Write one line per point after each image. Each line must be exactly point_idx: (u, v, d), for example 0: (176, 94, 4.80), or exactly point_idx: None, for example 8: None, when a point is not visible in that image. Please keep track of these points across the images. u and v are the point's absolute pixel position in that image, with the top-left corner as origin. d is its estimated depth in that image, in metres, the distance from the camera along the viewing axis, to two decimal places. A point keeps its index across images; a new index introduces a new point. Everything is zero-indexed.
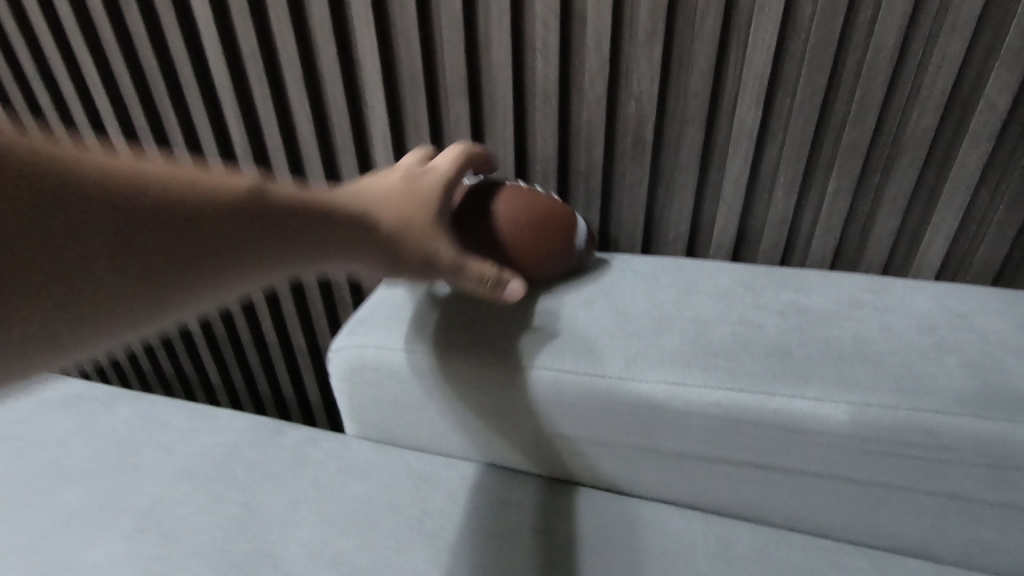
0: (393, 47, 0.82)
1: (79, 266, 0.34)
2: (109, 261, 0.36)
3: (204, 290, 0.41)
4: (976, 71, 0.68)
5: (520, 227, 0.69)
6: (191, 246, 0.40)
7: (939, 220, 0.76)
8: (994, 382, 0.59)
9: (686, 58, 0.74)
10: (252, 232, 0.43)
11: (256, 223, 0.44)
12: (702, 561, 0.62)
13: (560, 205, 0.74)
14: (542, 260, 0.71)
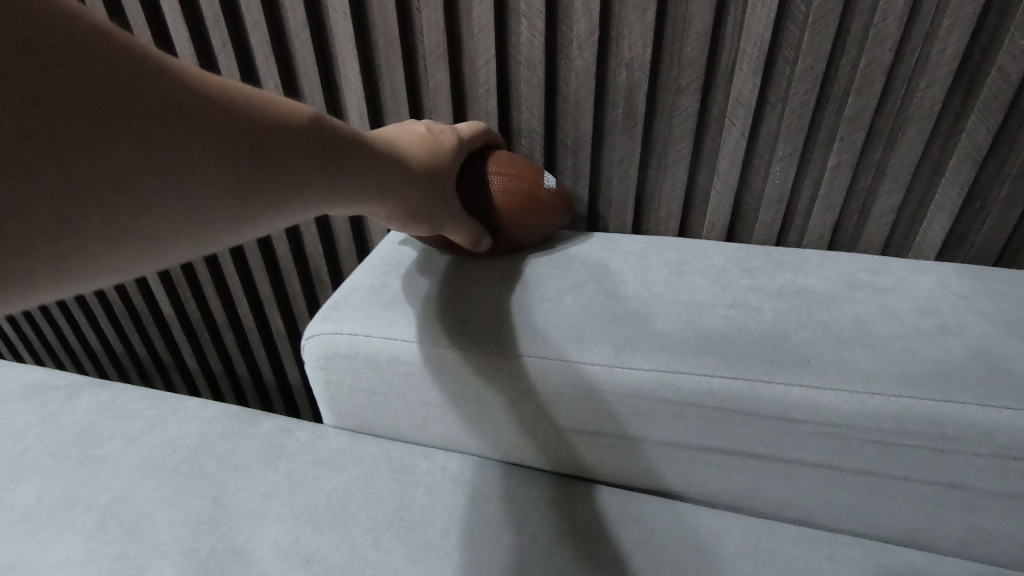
0: (366, 9, 0.76)
1: (110, 155, 0.29)
2: (146, 175, 0.31)
3: (233, 212, 0.36)
4: (989, 36, 0.64)
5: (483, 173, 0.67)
6: (226, 152, 0.35)
7: (943, 196, 0.72)
8: (1001, 368, 0.56)
9: (681, 21, 0.69)
10: (287, 151, 0.39)
11: (291, 143, 0.39)
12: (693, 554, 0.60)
13: (523, 159, 0.73)
14: (517, 212, 0.69)
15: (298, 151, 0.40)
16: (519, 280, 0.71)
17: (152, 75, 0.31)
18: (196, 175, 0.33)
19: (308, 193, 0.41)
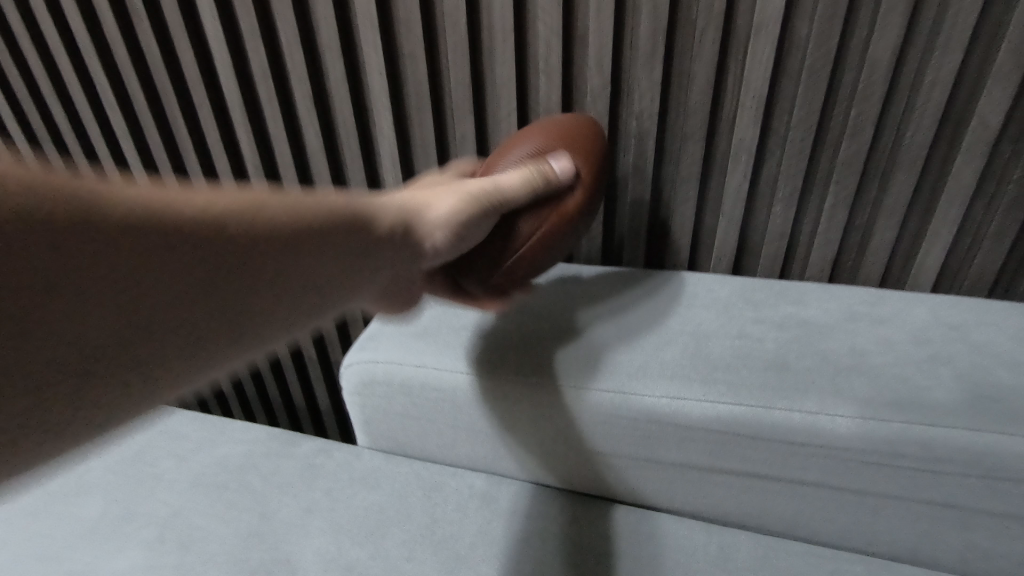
0: (399, 67, 0.84)
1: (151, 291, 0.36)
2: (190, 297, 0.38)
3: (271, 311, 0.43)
4: (969, 88, 0.70)
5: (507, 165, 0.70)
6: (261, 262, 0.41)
7: (935, 232, 0.77)
8: (987, 395, 0.60)
9: (686, 76, 0.76)
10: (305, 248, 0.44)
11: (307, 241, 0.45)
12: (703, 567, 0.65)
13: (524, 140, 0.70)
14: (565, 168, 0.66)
15: (300, 243, 0.44)
16: (540, 312, 0.78)
17: (130, 217, 0.35)
18: (200, 298, 0.38)
19: (318, 283, 0.45)
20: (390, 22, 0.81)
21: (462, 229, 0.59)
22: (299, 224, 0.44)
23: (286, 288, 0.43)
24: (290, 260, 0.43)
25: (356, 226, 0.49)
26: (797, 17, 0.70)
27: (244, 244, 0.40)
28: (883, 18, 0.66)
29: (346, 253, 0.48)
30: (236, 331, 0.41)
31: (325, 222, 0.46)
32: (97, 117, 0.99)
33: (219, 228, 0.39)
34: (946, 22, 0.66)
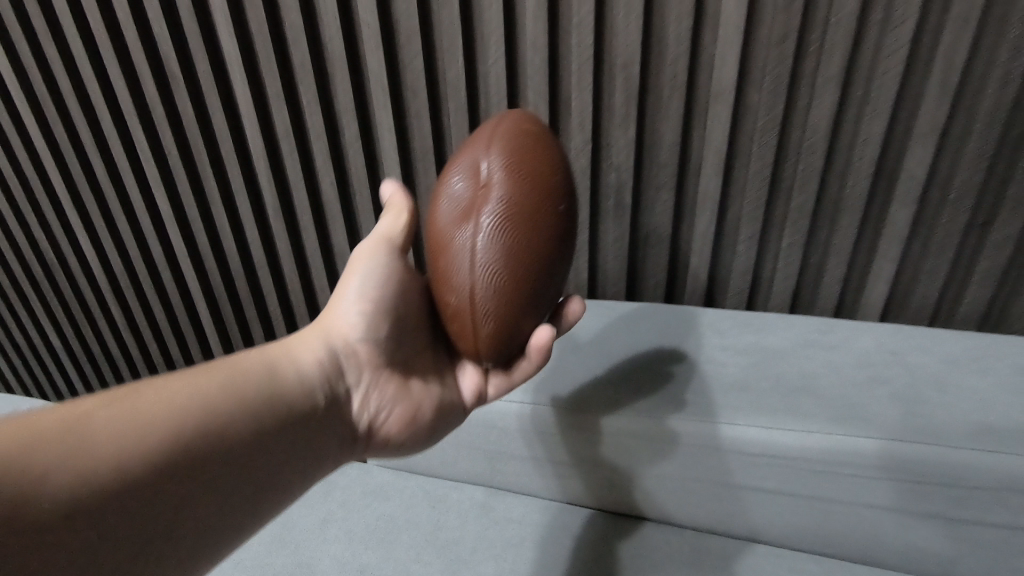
0: (406, 125, 0.95)
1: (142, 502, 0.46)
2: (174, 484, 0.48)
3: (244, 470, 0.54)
4: (897, 146, 0.81)
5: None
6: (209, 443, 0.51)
7: (879, 268, 0.88)
8: (916, 411, 0.70)
9: (656, 135, 0.87)
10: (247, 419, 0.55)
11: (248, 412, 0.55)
12: (674, 565, 0.74)
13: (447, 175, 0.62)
14: (512, 174, 0.57)
15: (229, 392, 0.55)
16: None
17: (92, 440, 0.46)
18: (167, 491, 0.48)
19: (263, 419, 0.56)
20: (399, 87, 0.93)
21: (374, 301, 0.64)
22: (215, 378, 0.55)
23: (234, 431, 0.53)
24: (224, 404, 0.54)
25: (270, 365, 0.60)
26: (749, 86, 0.81)
27: (184, 406, 0.51)
28: (820, 89, 0.78)
29: (272, 386, 0.58)
30: (232, 484, 0.53)
31: (242, 368, 0.57)
32: (133, 166, 1.10)
33: (157, 401, 0.50)
34: (872, 93, 0.77)
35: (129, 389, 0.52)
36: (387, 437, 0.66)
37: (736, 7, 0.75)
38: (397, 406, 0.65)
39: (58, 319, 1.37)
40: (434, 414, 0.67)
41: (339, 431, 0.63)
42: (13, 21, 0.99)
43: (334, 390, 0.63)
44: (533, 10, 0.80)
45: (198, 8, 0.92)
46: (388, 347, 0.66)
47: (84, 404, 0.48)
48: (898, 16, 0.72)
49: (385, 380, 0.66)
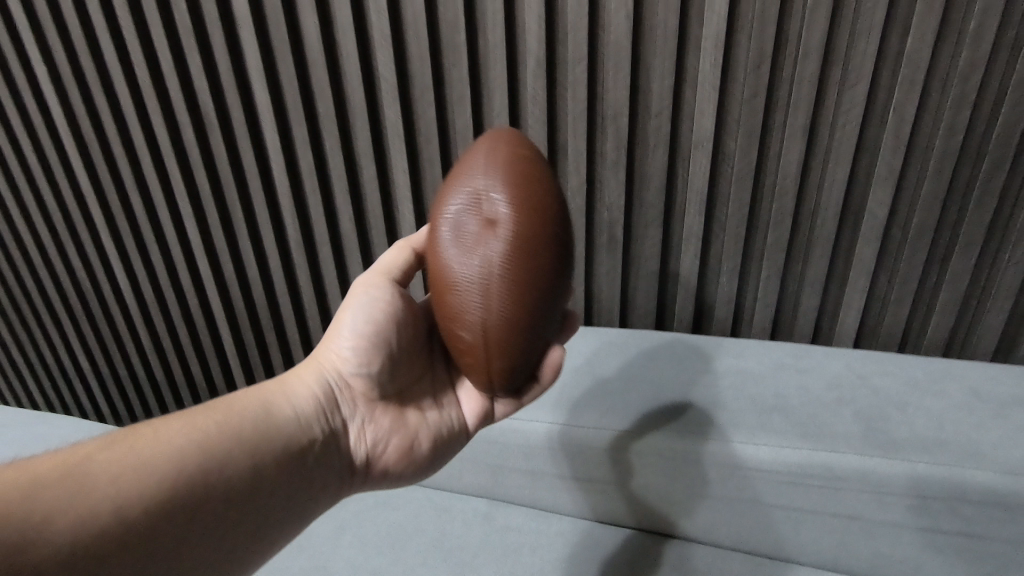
0: (419, 167, 1.05)
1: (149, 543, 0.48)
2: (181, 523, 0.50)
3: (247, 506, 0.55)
4: (861, 189, 0.90)
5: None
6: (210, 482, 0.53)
7: (850, 298, 0.96)
8: (876, 428, 0.77)
9: (645, 177, 0.97)
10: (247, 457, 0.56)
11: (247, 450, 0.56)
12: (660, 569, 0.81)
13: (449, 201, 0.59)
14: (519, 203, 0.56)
15: (224, 431, 0.56)
16: None
17: (96, 484, 0.47)
18: (173, 531, 0.49)
19: (259, 457, 0.57)
20: (413, 134, 1.02)
21: (364, 337, 0.64)
22: (210, 415, 0.57)
23: (230, 466, 0.54)
24: (218, 441, 0.55)
25: (265, 402, 0.61)
26: (726, 135, 0.91)
27: (178, 446, 0.52)
28: (788, 139, 0.87)
29: (266, 421, 0.59)
30: (236, 522, 0.54)
31: (236, 406, 0.59)
32: (168, 201, 1.17)
33: (153, 444, 0.52)
34: (835, 143, 0.87)
35: (128, 431, 0.53)
36: (386, 470, 0.65)
37: (712, 68, 0.85)
38: (393, 437, 0.65)
39: (86, 339, 1.43)
40: (433, 445, 0.67)
41: (336, 464, 0.63)
42: (65, 69, 1.07)
43: (329, 425, 0.63)
44: (534, 68, 0.90)
45: (234, 60, 1.01)
46: (381, 380, 0.66)
47: (83, 450, 0.50)
48: (853, 77, 0.82)
49: (380, 413, 0.66)
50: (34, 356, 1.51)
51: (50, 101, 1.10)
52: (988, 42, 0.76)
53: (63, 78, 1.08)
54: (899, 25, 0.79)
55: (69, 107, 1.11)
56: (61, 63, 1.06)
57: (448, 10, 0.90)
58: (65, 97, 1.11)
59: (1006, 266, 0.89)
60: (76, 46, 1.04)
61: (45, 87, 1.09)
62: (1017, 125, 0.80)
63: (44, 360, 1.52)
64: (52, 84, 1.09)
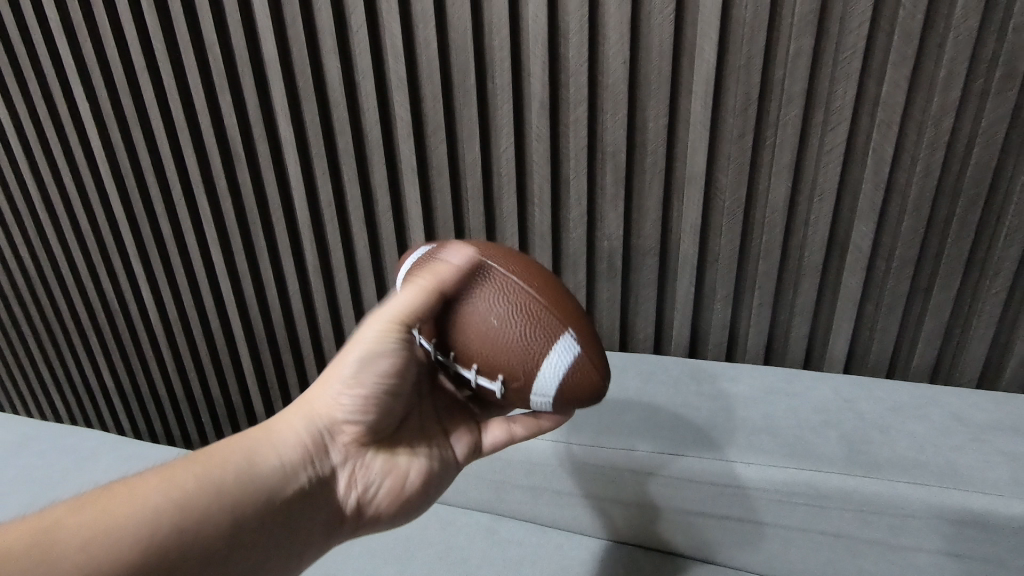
0: (431, 199, 1.12)
1: None
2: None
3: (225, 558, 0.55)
4: (846, 222, 0.96)
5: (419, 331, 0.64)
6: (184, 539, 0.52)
7: (839, 326, 1.01)
8: (860, 449, 0.81)
9: (642, 209, 1.03)
10: (222, 510, 0.55)
11: (224, 503, 0.55)
12: None
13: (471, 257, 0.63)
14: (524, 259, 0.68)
15: (203, 485, 0.55)
16: None
17: (63, 551, 0.47)
18: None
19: (240, 510, 0.56)
20: (426, 168, 1.10)
21: (365, 387, 0.62)
22: (189, 469, 0.56)
23: (209, 521, 0.54)
24: (195, 497, 0.54)
25: (250, 452, 0.60)
26: (718, 172, 0.97)
27: (153, 504, 0.52)
28: (775, 176, 0.93)
29: (248, 474, 0.58)
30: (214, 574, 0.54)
31: (218, 459, 0.58)
32: (195, 226, 1.26)
33: (129, 504, 0.51)
34: (819, 180, 0.93)
35: (102, 490, 0.53)
36: (376, 514, 0.65)
37: (703, 110, 0.92)
38: (385, 480, 0.65)
39: (112, 353, 1.52)
40: (423, 483, 0.67)
41: (322, 512, 0.63)
42: (107, 106, 1.17)
43: (317, 473, 0.62)
44: (538, 108, 0.98)
45: (262, 99, 1.09)
46: (376, 424, 0.65)
47: (54, 513, 0.50)
48: (833, 121, 0.88)
49: (372, 456, 0.66)
50: (65, 368, 1.61)
51: (91, 134, 1.21)
52: (957, 90, 0.82)
53: (105, 115, 1.18)
54: (874, 74, 0.86)
55: (108, 140, 1.22)
56: (104, 101, 1.16)
57: (459, 56, 0.98)
58: (105, 131, 1.22)
59: (986, 297, 0.94)
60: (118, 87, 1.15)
61: (88, 122, 1.20)
62: (989, 166, 0.86)
63: (73, 373, 1.62)
64: (95, 120, 1.19)
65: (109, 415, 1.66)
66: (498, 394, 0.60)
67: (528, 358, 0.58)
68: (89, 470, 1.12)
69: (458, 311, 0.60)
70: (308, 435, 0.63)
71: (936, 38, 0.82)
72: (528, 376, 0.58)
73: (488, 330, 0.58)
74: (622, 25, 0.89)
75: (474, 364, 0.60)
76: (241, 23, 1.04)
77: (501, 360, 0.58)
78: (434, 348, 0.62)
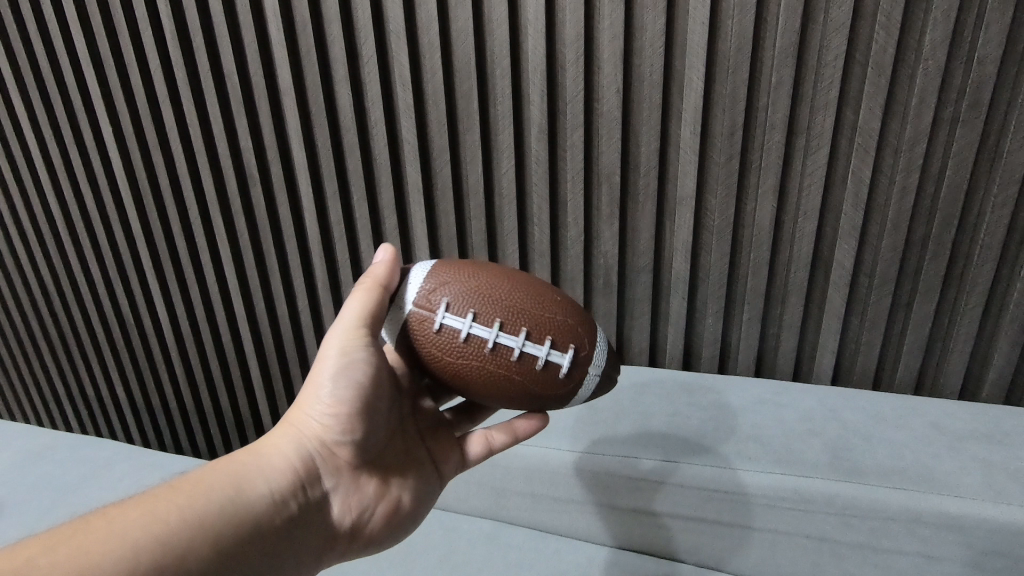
0: (436, 218, 1.17)
1: None
2: None
3: None
4: (829, 241, 1.01)
5: (476, 318, 0.60)
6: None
7: (825, 340, 1.05)
8: (843, 456, 0.86)
9: (636, 228, 1.09)
10: (209, 544, 0.50)
11: (210, 536, 0.51)
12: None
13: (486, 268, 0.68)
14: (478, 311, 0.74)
15: (188, 517, 0.50)
16: None
17: None
18: None
19: (227, 544, 0.52)
20: (431, 189, 1.16)
21: (348, 402, 0.61)
22: (172, 499, 0.51)
23: (190, 558, 0.49)
24: (174, 531, 0.49)
25: (235, 478, 0.56)
26: (708, 193, 1.03)
27: (131, 541, 0.47)
28: (761, 198, 0.99)
29: (237, 501, 0.54)
30: None
31: (201, 487, 0.53)
32: (209, 244, 1.32)
33: (107, 539, 0.46)
34: (803, 201, 0.98)
35: (75, 524, 0.47)
36: (372, 538, 0.64)
37: (692, 135, 0.97)
38: (379, 503, 0.64)
39: (126, 365, 1.57)
40: (414, 502, 0.67)
41: (316, 538, 0.60)
42: (129, 130, 1.23)
43: (308, 498, 0.60)
44: (537, 133, 1.04)
45: (275, 124, 1.15)
46: (364, 444, 0.64)
47: (19, 552, 0.44)
48: (814, 146, 0.94)
49: (364, 479, 0.64)
50: (80, 380, 1.66)
51: (113, 157, 1.27)
52: (928, 118, 0.88)
53: (126, 138, 1.24)
54: (852, 103, 0.92)
55: (128, 162, 1.28)
56: (125, 126, 1.22)
57: (463, 84, 1.04)
58: (125, 154, 1.27)
59: (963, 313, 0.98)
60: (140, 112, 1.21)
61: (110, 145, 1.25)
62: (961, 188, 0.91)
63: (86, 385, 1.66)
64: (116, 144, 1.25)
65: (120, 426, 1.70)
66: (568, 368, 0.60)
67: (588, 329, 0.63)
68: (106, 477, 1.17)
69: (520, 291, 0.62)
70: (294, 460, 0.60)
71: (908, 70, 0.88)
72: (591, 345, 0.62)
73: (556, 302, 0.63)
74: (616, 56, 0.96)
75: (549, 337, 0.60)
76: (259, 54, 1.10)
77: (574, 331, 0.62)
78: (500, 330, 0.60)
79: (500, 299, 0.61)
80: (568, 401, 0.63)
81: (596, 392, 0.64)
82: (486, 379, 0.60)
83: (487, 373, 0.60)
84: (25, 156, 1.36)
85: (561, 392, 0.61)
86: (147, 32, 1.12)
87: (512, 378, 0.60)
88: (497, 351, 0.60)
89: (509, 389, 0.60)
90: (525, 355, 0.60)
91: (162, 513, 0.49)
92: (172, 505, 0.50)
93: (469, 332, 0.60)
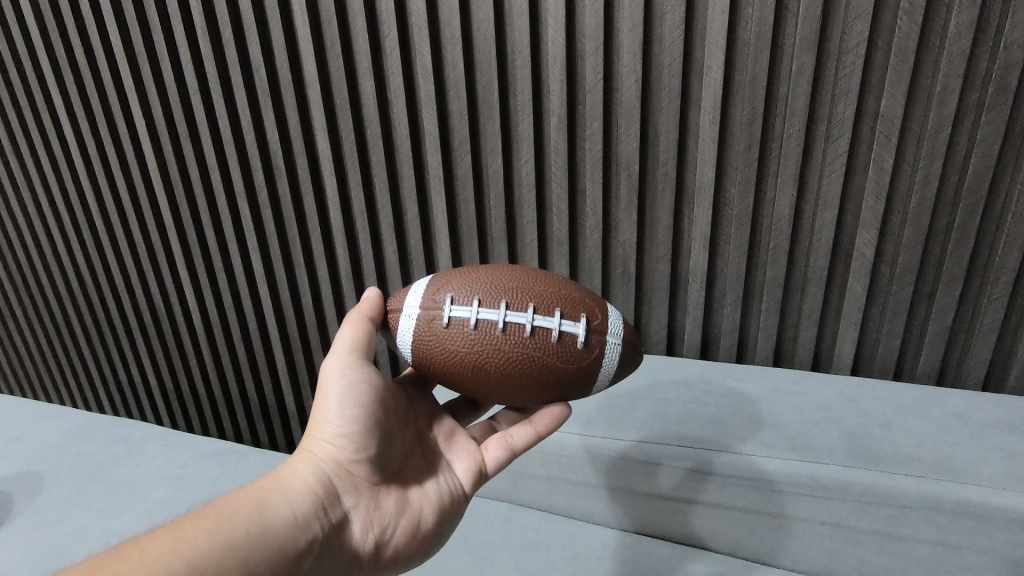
0: (456, 207, 1.19)
1: None
2: None
3: None
4: (850, 230, 1.00)
5: (481, 304, 0.62)
6: None
7: (846, 329, 1.05)
8: (861, 443, 0.86)
9: (654, 217, 1.09)
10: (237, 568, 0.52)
11: (238, 560, 0.52)
12: (662, 563, 0.89)
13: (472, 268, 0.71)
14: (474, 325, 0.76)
15: (216, 541, 0.52)
16: None
17: None
18: None
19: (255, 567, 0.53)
20: (452, 178, 1.18)
21: (358, 421, 0.63)
22: (200, 526, 0.53)
23: None
24: (206, 556, 0.51)
25: (260, 504, 0.57)
26: (727, 182, 1.02)
27: (164, 568, 0.48)
28: (781, 188, 0.99)
29: (261, 526, 0.55)
30: None
31: (227, 513, 0.55)
32: (236, 232, 1.37)
33: (142, 568, 0.48)
34: (822, 190, 0.98)
35: (113, 553, 0.50)
36: (396, 554, 0.64)
37: (711, 125, 0.98)
38: (401, 519, 0.65)
39: (158, 349, 1.64)
40: (436, 516, 0.67)
41: (341, 559, 0.60)
42: (160, 122, 1.27)
43: (331, 519, 0.60)
44: (557, 123, 1.05)
45: (302, 116, 1.19)
46: (379, 460, 0.65)
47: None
48: (835, 134, 0.93)
49: (384, 496, 0.65)
50: (116, 363, 1.73)
51: (146, 148, 1.31)
52: (952, 106, 0.87)
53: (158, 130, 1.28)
54: (874, 89, 0.91)
55: (161, 153, 1.33)
56: (158, 119, 1.27)
57: (483, 75, 1.06)
58: (157, 146, 1.32)
59: (988, 304, 0.97)
60: (171, 104, 1.25)
61: (143, 135, 1.30)
62: (987, 176, 0.90)
63: (121, 368, 1.74)
64: (149, 137, 1.30)
65: (155, 408, 1.78)
66: (583, 336, 0.61)
67: (594, 302, 0.65)
68: (140, 457, 1.22)
69: (517, 274, 0.65)
70: (314, 484, 0.61)
71: (932, 56, 0.87)
72: (593, 312, 0.63)
73: (555, 280, 0.65)
74: (635, 45, 0.96)
75: (532, 304, 0.61)
76: (285, 44, 1.12)
77: (564, 301, 0.63)
78: (508, 310, 0.61)
79: (479, 281, 0.64)
80: (584, 378, 0.62)
81: (620, 365, 0.65)
82: (503, 364, 0.60)
83: (505, 357, 0.60)
84: (62, 148, 1.42)
85: (569, 362, 0.61)
86: (179, 28, 1.16)
87: (507, 352, 0.60)
88: (510, 330, 0.61)
89: (508, 366, 0.60)
90: (510, 325, 0.61)
91: (193, 542, 0.51)
92: (201, 535, 0.52)
93: (451, 315, 0.62)
